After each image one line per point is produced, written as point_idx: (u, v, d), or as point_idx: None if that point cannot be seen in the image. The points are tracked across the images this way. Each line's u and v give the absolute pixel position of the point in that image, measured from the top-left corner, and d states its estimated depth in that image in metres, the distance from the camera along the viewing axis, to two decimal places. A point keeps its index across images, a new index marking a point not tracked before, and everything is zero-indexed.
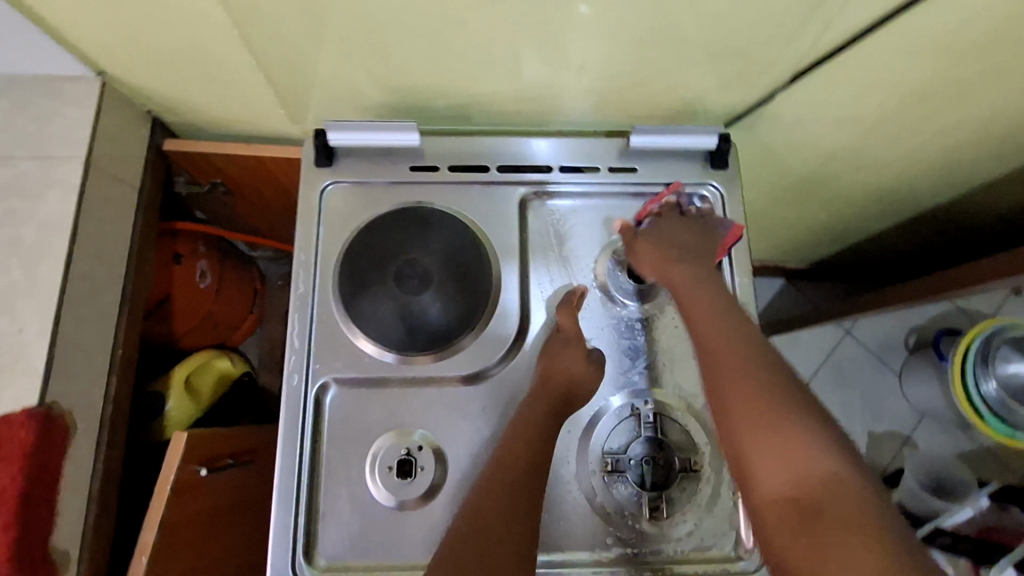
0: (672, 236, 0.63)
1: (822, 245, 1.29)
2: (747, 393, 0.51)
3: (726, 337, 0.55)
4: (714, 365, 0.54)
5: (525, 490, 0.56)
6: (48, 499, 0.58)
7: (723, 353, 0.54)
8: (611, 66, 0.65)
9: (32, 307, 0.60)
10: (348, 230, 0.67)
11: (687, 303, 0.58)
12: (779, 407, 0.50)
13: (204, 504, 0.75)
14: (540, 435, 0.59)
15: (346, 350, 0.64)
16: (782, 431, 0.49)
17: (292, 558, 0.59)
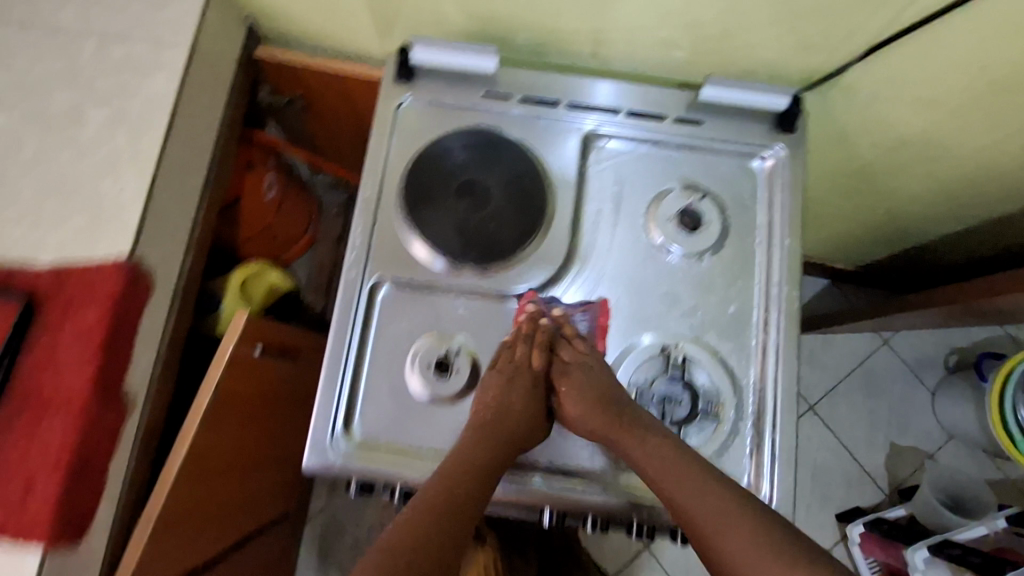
0: (582, 385, 0.64)
1: (875, 246, 1.27)
2: (733, 543, 0.53)
3: (677, 467, 0.58)
4: (694, 526, 0.55)
5: (462, 497, 0.56)
6: (126, 346, 0.65)
7: (701, 512, 0.55)
8: (694, 15, 0.66)
9: (131, 172, 0.66)
10: (417, 144, 0.71)
11: (628, 433, 0.61)
12: (758, 534, 0.52)
13: (249, 385, 0.81)
14: (477, 448, 0.60)
15: (402, 253, 0.68)
16: (755, 546, 0.52)
17: (330, 428, 0.64)
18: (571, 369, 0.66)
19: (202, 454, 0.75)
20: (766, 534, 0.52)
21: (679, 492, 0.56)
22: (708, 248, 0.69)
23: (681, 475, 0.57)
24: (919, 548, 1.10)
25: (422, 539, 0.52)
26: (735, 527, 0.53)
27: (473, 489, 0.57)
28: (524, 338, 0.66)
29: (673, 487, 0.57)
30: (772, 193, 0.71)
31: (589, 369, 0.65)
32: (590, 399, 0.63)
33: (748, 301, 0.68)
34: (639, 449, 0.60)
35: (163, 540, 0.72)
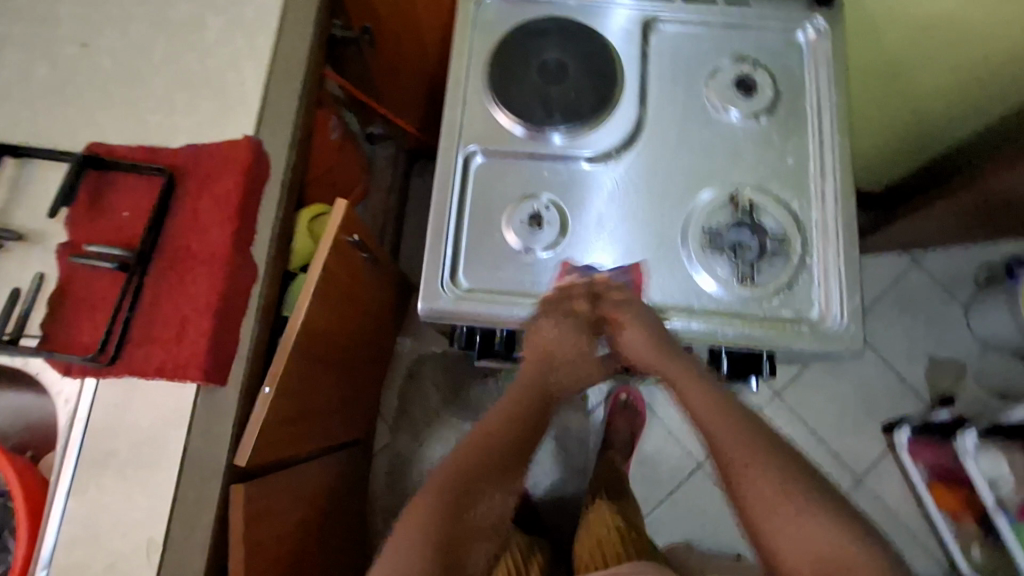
0: (640, 334, 0.68)
1: (900, 163, 1.33)
2: (779, 506, 0.59)
3: (721, 419, 0.65)
4: (736, 469, 0.62)
5: (502, 457, 0.70)
6: (252, 217, 0.73)
7: (749, 467, 0.62)
8: None
9: (250, 66, 0.75)
10: (498, 35, 0.79)
11: (686, 390, 0.68)
12: (784, 490, 0.60)
13: (341, 274, 0.88)
14: (511, 407, 0.73)
15: (491, 127, 0.76)
16: (786, 506, 0.59)
17: (441, 276, 0.72)
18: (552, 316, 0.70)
19: (309, 332, 0.82)
20: (796, 490, 0.60)
21: (726, 448, 0.64)
22: (764, 109, 0.77)
23: (730, 431, 0.64)
24: (966, 431, 1.17)
25: (447, 498, 0.65)
26: (780, 481, 0.61)
27: (514, 439, 0.71)
28: (556, 305, 0.70)
29: (719, 432, 0.64)
30: (817, 60, 0.78)
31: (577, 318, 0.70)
32: (648, 345, 0.67)
33: (804, 153, 0.76)
34: (687, 396, 0.68)
35: (279, 407, 0.78)
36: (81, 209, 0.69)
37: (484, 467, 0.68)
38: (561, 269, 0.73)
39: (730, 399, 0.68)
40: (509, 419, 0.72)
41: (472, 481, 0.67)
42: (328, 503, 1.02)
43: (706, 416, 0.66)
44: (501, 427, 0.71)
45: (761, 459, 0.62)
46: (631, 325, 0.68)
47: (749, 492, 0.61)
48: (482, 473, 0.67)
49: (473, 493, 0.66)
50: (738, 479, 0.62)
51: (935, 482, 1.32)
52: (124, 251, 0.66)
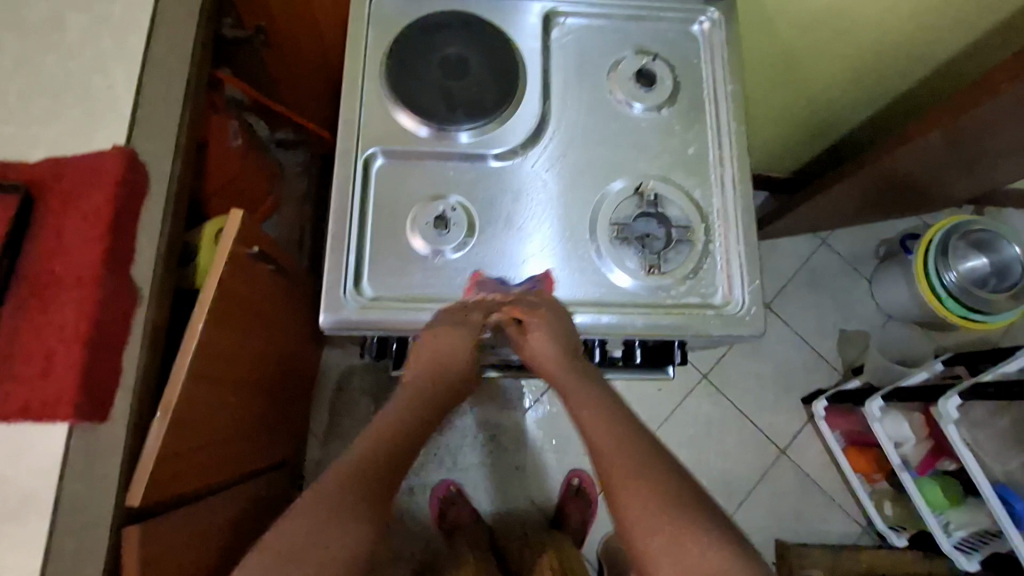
0: (548, 339, 0.67)
1: (802, 148, 1.41)
2: (652, 515, 0.59)
3: (617, 425, 0.66)
4: (622, 503, 0.61)
5: (398, 462, 0.66)
6: (129, 234, 0.66)
7: (628, 497, 0.61)
8: None
9: (121, 68, 0.69)
10: (395, 30, 0.76)
11: (576, 395, 0.69)
12: (652, 495, 0.60)
13: (243, 288, 0.82)
14: (412, 408, 0.70)
15: (391, 126, 0.73)
16: (661, 512, 0.59)
17: (343, 285, 0.68)
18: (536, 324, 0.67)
19: (209, 352, 0.76)
20: (677, 498, 0.60)
21: (614, 478, 0.62)
22: (665, 101, 0.78)
23: (616, 455, 0.63)
24: (874, 398, 1.24)
25: (332, 492, 0.60)
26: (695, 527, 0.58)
27: (404, 457, 0.66)
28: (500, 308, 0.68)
29: (612, 464, 0.63)
30: (712, 50, 0.80)
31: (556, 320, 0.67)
32: (555, 350, 0.68)
33: (705, 142, 0.77)
34: (582, 418, 0.67)
35: (176, 435, 0.72)
36: None
37: (377, 469, 0.63)
38: (471, 268, 0.71)
39: (622, 411, 0.68)
40: (395, 443, 0.66)
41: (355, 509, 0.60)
42: (248, 531, 0.96)
43: (596, 443, 0.65)
44: (371, 447, 0.65)
45: (640, 491, 0.61)
46: (543, 324, 0.67)
47: (648, 541, 0.59)
48: (376, 476, 0.63)
49: (348, 526, 0.58)
50: (629, 519, 0.60)
51: (850, 446, 1.41)
52: None
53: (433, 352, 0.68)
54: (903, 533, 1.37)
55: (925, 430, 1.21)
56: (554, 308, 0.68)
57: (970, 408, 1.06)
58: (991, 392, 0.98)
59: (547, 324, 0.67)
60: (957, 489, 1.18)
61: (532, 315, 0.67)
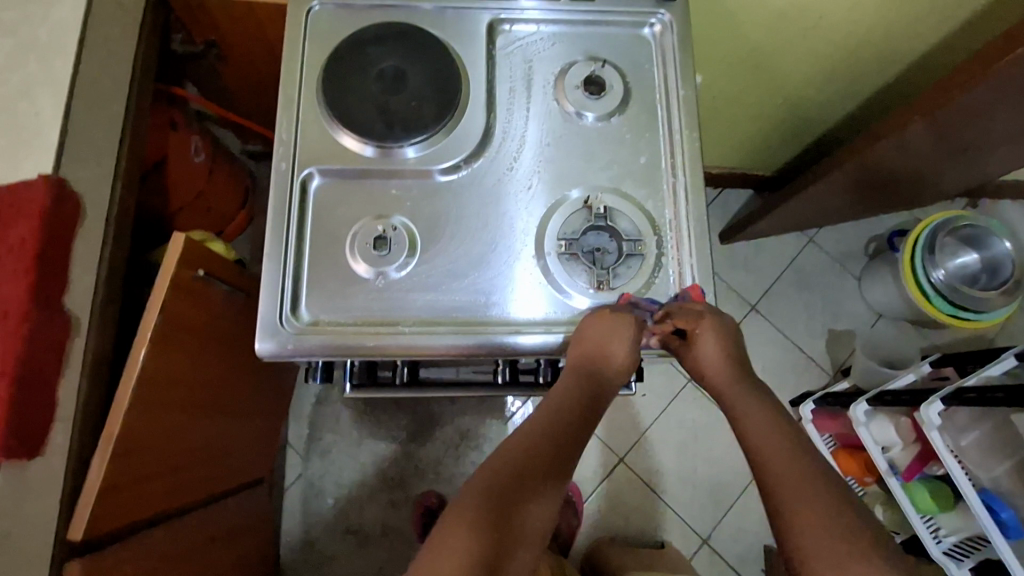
0: (712, 340, 0.65)
1: (782, 145, 1.37)
2: (837, 534, 0.53)
3: (777, 435, 0.60)
4: (786, 509, 0.55)
5: (544, 473, 0.59)
6: (60, 264, 0.65)
7: (799, 502, 0.55)
8: None
9: (47, 93, 0.67)
10: (333, 44, 0.74)
11: (749, 411, 0.63)
12: (817, 502, 0.55)
13: (193, 312, 0.81)
14: (557, 412, 0.63)
15: (330, 145, 0.71)
16: (827, 517, 0.54)
17: (279, 311, 0.66)
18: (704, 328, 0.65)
19: (156, 379, 0.75)
20: (839, 510, 0.54)
21: (786, 494, 0.56)
22: (614, 109, 0.75)
23: (788, 472, 0.57)
24: (859, 402, 1.21)
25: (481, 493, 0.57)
26: (836, 519, 0.54)
27: (548, 465, 0.60)
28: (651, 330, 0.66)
29: (779, 477, 0.57)
30: (665, 54, 0.77)
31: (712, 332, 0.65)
32: (721, 353, 0.65)
33: (656, 150, 0.74)
34: (745, 425, 0.62)
35: (121, 466, 0.70)
36: None
37: (512, 473, 0.58)
38: (419, 288, 0.69)
39: (777, 411, 0.63)
40: (535, 457, 0.59)
41: (487, 512, 0.55)
42: (216, 553, 0.95)
43: (758, 447, 0.60)
44: (517, 461, 0.59)
45: (820, 502, 0.55)
46: (709, 329, 0.65)
47: (806, 536, 0.53)
48: (529, 475, 0.58)
49: (506, 528, 0.55)
50: (800, 526, 0.54)
51: (840, 450, 1.37)
52: None
53: (606, 353, 0.64)
54: (897, 539, 1.32)
55: (913, 434, 1.17)
56: (715, 310, 0.66)
57: (954, 414, 1.02)
58: (974, 399, 0.94)
59: (706, 326, 0.65)
60: (946, 493, 1.13)
61: (691, 318, 0.65)
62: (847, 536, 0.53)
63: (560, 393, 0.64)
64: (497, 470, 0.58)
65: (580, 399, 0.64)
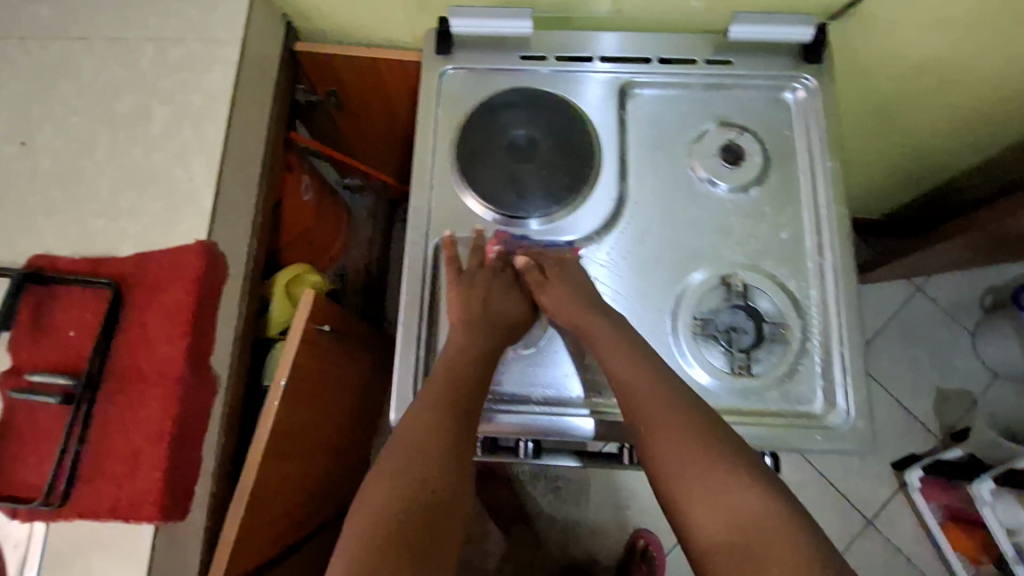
0: (566, 286, 0.66)
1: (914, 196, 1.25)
2: (715, 483, 0.52)
3: (668, 398, 0.58)
4: (656, 447, 0.55)
5: (463, 406, 0.59)
6: (209, 324, 0.68)
7: (665, 442, 0.55)
8: None
9: (200, 160, 0.70)
10: (463, 110, 0.74)
11: (613, 358, 0.60)
12: (708, 449, 0.54)
13: (316, 361, 0.83)
14: (461, 355, 0.62)
15: (460, 212, 0.71)
16: (711, 471, 0.53)
17: (414, 382, 0.67)
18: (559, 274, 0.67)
19: (282, 430, 0.78)
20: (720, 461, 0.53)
21: (653, 436, 0.56)
22: (753, 181, 0.72)
23: (661, 412, 0.57)
24: (983, 479, 1.12)
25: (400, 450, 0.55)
26: (688, 450, 0.54)
27: (466, 401, 0.59)
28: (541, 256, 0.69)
29: (640, 410, 0.58)
30: (808, 122, 0.73)
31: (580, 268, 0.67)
32: (573, 297, 0.65)
33: (799, 226, 0.71)
34: (614, 365, 0.60)
35: (251, 516, 0.73)
36: (20, 332, 0.64)
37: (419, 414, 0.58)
38: (527, 365, 0.68)
39: (636, 347, 0.61)
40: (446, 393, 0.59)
41: (411, 449, 0.55)
42: None
43: (630, 389, 0.59)
44: (432, 400, 0.58)
45: (686, 442, 0.55)
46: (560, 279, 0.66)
47: (665, 463, 0.55)
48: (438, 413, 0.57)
49: (437, 468, 0.55)
50: (658, 455, 0.55)
51: (950, 522, 1.29)
52: (70, 379, 0.61)
53: (488, 301, 0.66)
54: None
55: None
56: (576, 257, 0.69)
57: None
58: None
59: (567, 261, 0.68)
60: None
61: (561, 252, 0.69)
62: (710, 470, 0.53)
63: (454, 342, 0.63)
64: (429, 406, 0.58)
65: (484, 342, 0.63)
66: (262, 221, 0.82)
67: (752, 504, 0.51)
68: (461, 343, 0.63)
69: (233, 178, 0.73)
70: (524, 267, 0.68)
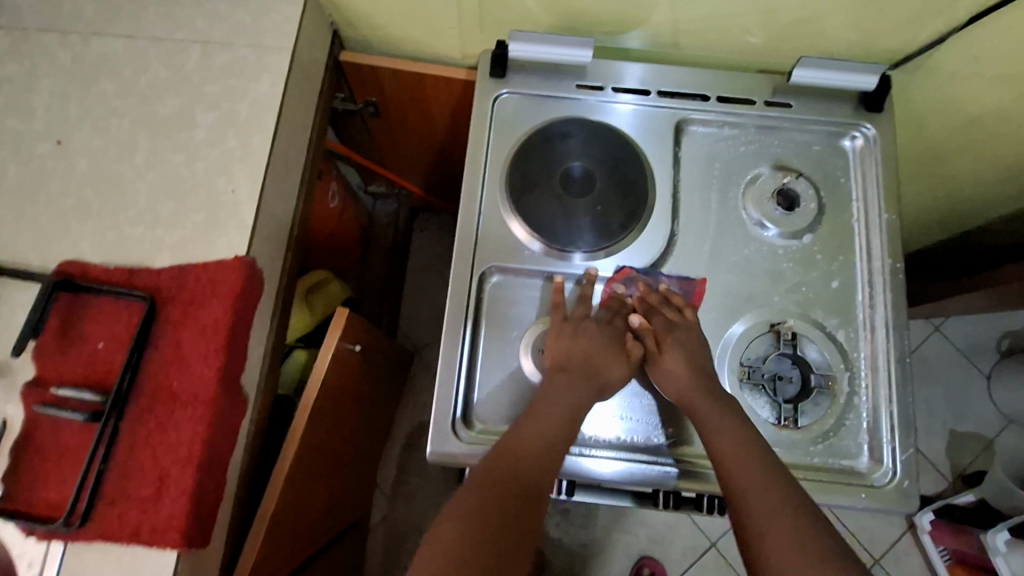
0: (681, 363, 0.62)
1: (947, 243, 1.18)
2: None
3: (772, 487, 0.54)
4: (759, 528, 0.52)
5: (538, 476, 0.56)
6: (243, 344, 0.65)
7: (781, 538, 0.51)
8: (766, 9, 0.70)
9: (244, 171, 0.68)
10: (517, 137, 0.73)
11: (722, 438, 0.58)
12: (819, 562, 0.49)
13: (342, 380, 0.81)
14: (544, 426, 0.59)
15: (509, 241, 0.69)
16: None
17: (452, 415, 0.65)
18: (676, 332, 0.64)
19: (306, 451, 0.75)
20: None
21: (754, 516, 0.53)
22: (807, 227, 0.70)
23: (762, 494, 0.53)
24: (998, 529, 1.12)
25: (480, 511, 0.53)
26: (796, 537, 0.51)
27: (541, 472, 0.56)
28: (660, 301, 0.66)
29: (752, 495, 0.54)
30: (863, 172, 0.72)
31: (696, 331, 0.64)
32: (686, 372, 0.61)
33: (851, 276, 0.69)
34: (721, 445, 0.57)
35: (269, 542, 0.70)
36: (46, 341, 0.61)
37: (492, 472, 0.56)
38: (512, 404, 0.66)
39: (747, 430, 0.58)
40: (517, 459, 0.56)
41: (489, 527, 0.52)
42: None
43: (745, 488, 0.54)
44: (497, 469, 0.56)
45: (791, 525, 0.52)
46: (683, 344, 0.63)
47: (769, 549, 0.51)
48: (517, 483, 0.55)
49: (511, 539, 0.53)
50: (761, 540, 0.52)
51: (958, 566, 1.26)
52: (99, 395, 0.59)
53: (563, 360, 0.62)
54: None
55: None
56: (697, 318, 0.66)
57: None
58: None
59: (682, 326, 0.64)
60: None
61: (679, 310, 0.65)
62: (823, 563, 0.49)
63: (536, 408, 0.60)
64: (504, 466, 0.56)
65: (568, 409, 0.59)
66: (299, 234, 0.80)
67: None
68: (547, 412, 0.59)
69: (275, 190, 0.71)
70: (643, 325, 0.64)
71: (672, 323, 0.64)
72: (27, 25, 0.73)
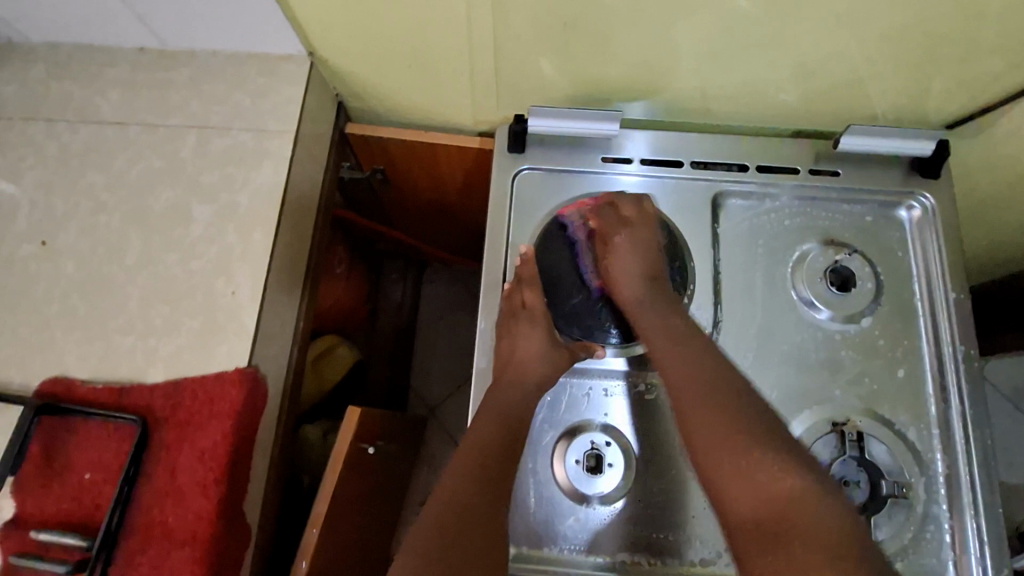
0: (632, 253, 0.63)
1: None
2: (706, 402, 0.53)
3: (658, 325, 0.59)
4: (676, 388, 0.55)
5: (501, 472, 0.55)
6: (243, 461, 0.58)
7: (670, 358, 0.56)
8: (807, 75, 0.64)
9: (245, 270, 0.62)
10: (540, 219, 0.68)
11: (620, 259, 0.63)
12: (701, 361, 0.55)
13: (354, 480, 0.74)
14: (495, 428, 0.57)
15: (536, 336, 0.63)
16: (724, 408, 0.52)
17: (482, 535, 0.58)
18: (623, 234, 0.64)
19: (319, 565, 0.69)
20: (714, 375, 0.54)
21: (655, 343, 0.58)
22: (864, 309, 0.64)
23: (653, 326, 0.59)
24: None
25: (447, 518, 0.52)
26: (691, 361, 0.55)
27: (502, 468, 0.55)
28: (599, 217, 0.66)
29: (689, 407, 0.54)
30: (924, 247, 0.66)
31: (642, 224, 0.64)
32: (638, 268, 0.63)
33: (918, 364, 0.62)
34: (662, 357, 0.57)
35: None
36: (28, 474, 0.55)
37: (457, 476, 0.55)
38: (550, 524, 0.59)
39: (652, 236, 0.64)
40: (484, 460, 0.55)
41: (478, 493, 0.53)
42: None
43: (646, 329, 0.59)
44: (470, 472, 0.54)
45: (677, 345, 0.57)
46: (626, 243, 0.63)
47: (670, 375, 0.56)
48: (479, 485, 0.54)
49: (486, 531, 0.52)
50: (665, 368, 0.56)
51: None
52: (84, 539, 0.52)
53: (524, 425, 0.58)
54: None
55: None
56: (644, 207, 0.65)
57: None
58: None
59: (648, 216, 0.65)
60: None
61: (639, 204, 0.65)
62: (705, 368, 0.55)
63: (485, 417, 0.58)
64: (473, 475, 0.54)
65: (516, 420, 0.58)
66: (305, 326, 0.73)
67: (815, 503, 0.47)
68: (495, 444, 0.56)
69: (277, 284, 0.65)
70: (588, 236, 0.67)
71: (626, 224, 0.64)
72: (13, 113, 0.69)
